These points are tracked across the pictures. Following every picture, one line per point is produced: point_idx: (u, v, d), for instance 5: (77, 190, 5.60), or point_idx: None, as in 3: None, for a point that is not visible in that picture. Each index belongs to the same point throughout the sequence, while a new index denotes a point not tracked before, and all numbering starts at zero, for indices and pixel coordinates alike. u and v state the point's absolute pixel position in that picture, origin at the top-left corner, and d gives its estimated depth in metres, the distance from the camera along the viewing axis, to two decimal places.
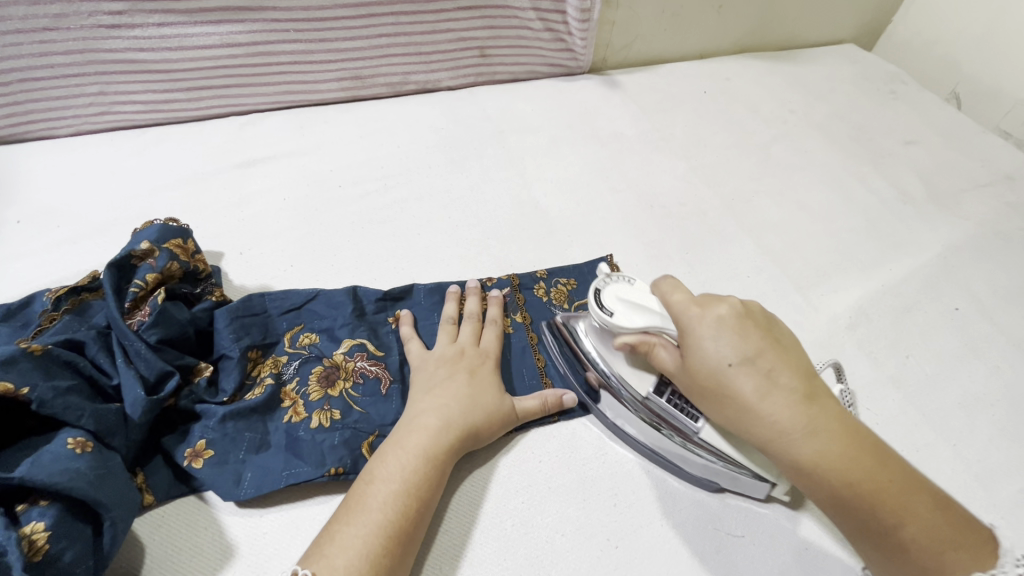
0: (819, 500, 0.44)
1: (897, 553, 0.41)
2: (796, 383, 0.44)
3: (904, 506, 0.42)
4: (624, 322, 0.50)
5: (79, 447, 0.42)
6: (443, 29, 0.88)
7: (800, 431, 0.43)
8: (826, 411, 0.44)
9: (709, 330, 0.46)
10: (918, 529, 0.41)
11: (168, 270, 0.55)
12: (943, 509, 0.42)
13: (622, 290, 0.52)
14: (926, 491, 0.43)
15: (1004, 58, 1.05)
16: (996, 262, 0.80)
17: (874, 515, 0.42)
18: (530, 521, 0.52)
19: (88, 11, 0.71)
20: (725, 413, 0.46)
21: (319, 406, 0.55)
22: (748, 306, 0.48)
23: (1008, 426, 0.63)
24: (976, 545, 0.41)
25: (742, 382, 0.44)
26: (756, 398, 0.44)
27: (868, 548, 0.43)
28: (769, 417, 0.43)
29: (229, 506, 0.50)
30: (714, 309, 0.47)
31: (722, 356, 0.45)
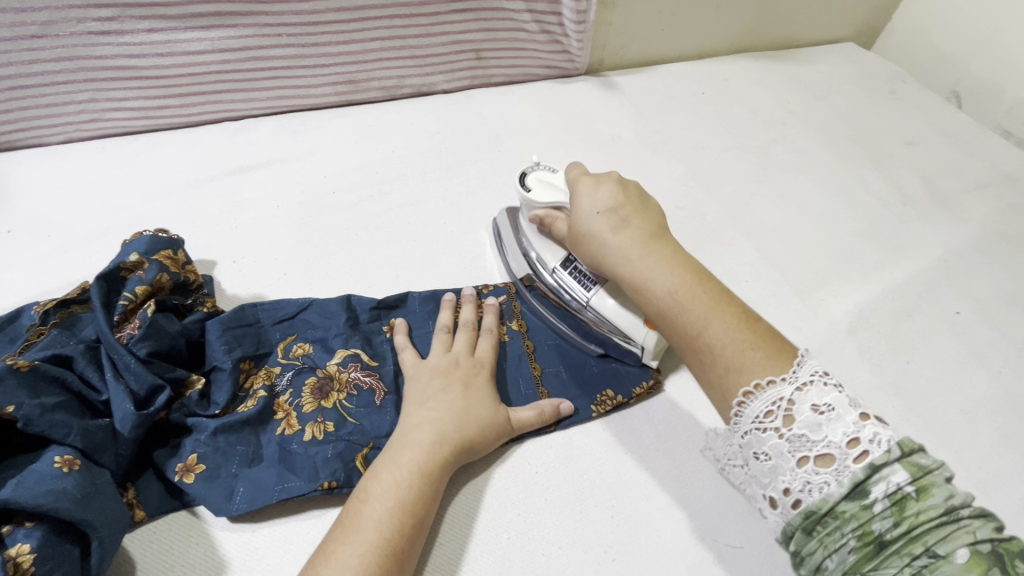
0: (657, 322, 0.52)
1: (708, 356, 0.47)
2: (645, 227, 0.55)
3: (713, 313, 0.48)
4: (538, 197, 0.63)
5: (66, 466, 0.42)
6: (438, 32, 0.87)
7: (636, 254, 0.53)
8: (667, 247, 0.53)
9: (587, 189, 0.58)
10: (724, 332, 0.47)
11: (158, 282, 0.55)
12: (750, 322, 0.47)
13: (544, 175, 0.66)
14: (740, 310, 0.49)
15: (1006, 57, 1.04)
16: (998, 264, 0.79)
17: (687, 319, 0.49)
18: (527, 533, 0.51)
19: (77, 18, 0.70)
20: (593, 255, 0.57)
21: (312, 418, 0.54)
22: (628, 181, 0.60)
23: (1010, 432, 0.62)
24: (778, 354, 0.45)
25: (601, 222, 0.56)
26: (610, 233, 0.55)
27: (693, 362, 0.49)
28: (616, 246, 0.54)
29: (221, 521, 0.50)
30: (598, 178, 0.60)
31: (592, 205, 0.57)
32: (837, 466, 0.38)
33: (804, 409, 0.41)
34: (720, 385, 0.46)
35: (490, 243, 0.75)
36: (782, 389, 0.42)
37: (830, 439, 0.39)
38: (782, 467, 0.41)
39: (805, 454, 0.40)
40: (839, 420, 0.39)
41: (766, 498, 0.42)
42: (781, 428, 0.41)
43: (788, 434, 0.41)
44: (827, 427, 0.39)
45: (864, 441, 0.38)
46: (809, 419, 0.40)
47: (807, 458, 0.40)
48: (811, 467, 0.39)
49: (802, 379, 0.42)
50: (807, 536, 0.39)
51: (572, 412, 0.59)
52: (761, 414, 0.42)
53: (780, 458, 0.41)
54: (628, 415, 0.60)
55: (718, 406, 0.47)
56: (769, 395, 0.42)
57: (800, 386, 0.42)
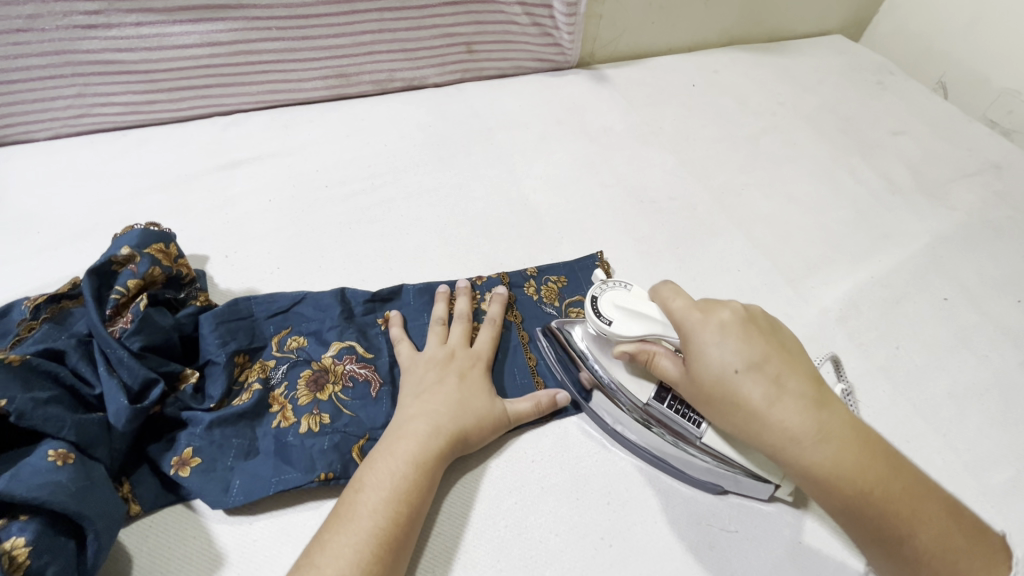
0: (833, 509, 0.44)
1: (909, 558, 0.42)
2: (806, 392, 0.45)
3: (917, 512, 0.42)
4: (623, 331, 0.51)
5: (60, 459, 0.42)
6: (428, 25, 0.87)
7: (812, 437, 0.43)
8: (837, 416, 0.44)
9: (712, 336, 0.46)
10: (929, 536, 0.42)
11: (150, 275, 0.54)
12: (950, 513, 0.43)
13: (619, 296, 0.53)
14: (934, 496, 0.44)
15: (990, 47, 1.06)
16: (984, 251, 0.80)
17: (890, 523, 0.42)
18: (523, 521, 0.52)
19: (63, 12, 0.70)
20: (738, 426, 0.46)
21: (308, 410, 0.54)
22: (752, 311, 0.49)
23: (997, 414, 0.63)
24: (989, 556, 0.42)
25: (755, 391, 0.44)
26: (768, 408, 0.44)
27: (879, 555, 0.44)
28: (782, 426, 0.44)
29: (217, 514, 0.50)
30: (715, 314, 0.47)
31: (729, 364, 0.45)
32: None
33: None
34: None
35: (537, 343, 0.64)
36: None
37: None
38: None
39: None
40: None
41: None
42: None
43: None
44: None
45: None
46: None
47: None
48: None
49: None
50: None
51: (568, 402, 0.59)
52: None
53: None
54: None
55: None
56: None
57: None
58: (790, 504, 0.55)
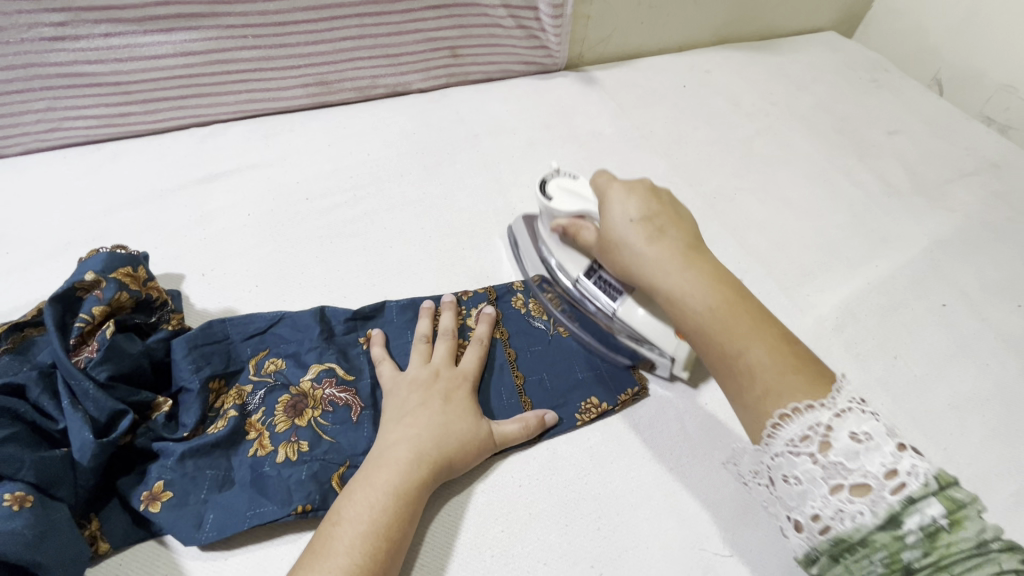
0: (694, 339, 0.49)
1: (746, 379, 0.45)
2: (682, 239, 0.52)
3: (754, 334, 0.46)
4: (560, 205, 0.60)
5: (17, 503, 0.40)
6: (411, 30, 0.85)
7: (674, 267, 0.50)
8: (706, 260, 0.50)
9: (618, 196, 0.55)
10: (764, 356, 0.45)
11: (116, 301, 0.52)
12: (790, 345, 0.46)
13: (566, 182, 0.62)
14: (780, 332, 0.46)
15: (986, 42, 1.03)
16: (983, 254, 0.78)
17: (728, 340, 0.46)
18: (510, 550, 0.50)
19: (28, 24, 0.67)
20: (623, 265, 0.53)
21: (285, 437, 0.52)
22: (660, 188, 0.57)
23: (999, 427, 0.61)
24: (817, 380, 0.43)
25: (635, 231, 0.52)
26: (645, 243, 0.52)
27: (728, 382, 0.47)
28: (650, 257, 0.51)
29: (191, 550, 0.48)
30: (630, 184, 0.57)
31: (626, 214, 0.54)
32: (872, 496, 0.38)
33: (843, 437, 0.40)
34: (756, 405, 0.44)
35: (507, 252, 0.73)
36: (820, 415, 0.41)
37: (868, 469, 0.39)
38: (813, 493, 0.40)
39: (840, 482, 0.39)
40: (877, 451, 0.39)
41: (792, 519, 0.42)
42: (816, 454, 0.40)
43: (824, 461, 0.40)
44: (864, 457, 0.39)
45: (902, 474, 0.38)
46: (847, 447, 0.39)
47: (842, 487, 0.39)
48: (846, 497, 0.39)
49: (840, 406, 0.41)
50: (834, 562, 0.39)
51: (556, 421, 0.57)
52: (797, 439, 0.41)
53: (812, 484, 0.40)
54: (614, 422, 0.59)
55: (749, 427, 0.46)
56: (806, 420, 0.41)
57: (838, 413, 0.41)
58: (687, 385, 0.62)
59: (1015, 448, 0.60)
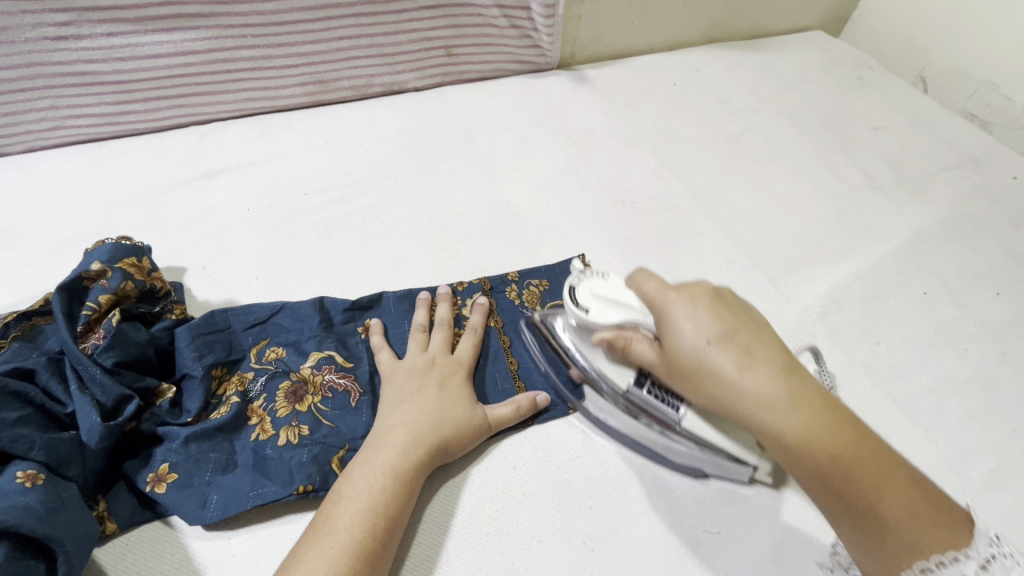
0: (808, 483, 0.42)
1: (881, 535, 0.39)
2: (778, 359, 0.43)
3: (885, 480, 0.40)
4: (600, 317, 0.50)
5: (29, 480, 0.41)
6: (406, 30, 0.87)
7: (783, 404, 0.41)
8: (809, 385, 0.42)
9: (684, 310, 0.44)
10: (900, 507, 0.39)
11: (122, 290, 0.54)
12: (921, 486, 0.40)
13: (597, 285, 0.52)
14: (904, 469, 0.41)
15: (967, 41, 1.06)
16: (963, 244, 0.80)
17: (857, 490, 0.40)
18: (505, 528, 0.51)
19: (32, 23, 0.69)
20: (704, 392, 0.44)
21: (286, 422, 0.54)
22: (721, 290, 0.47)
23: (976, 408, 0.64)
24: (958, 528, 0.39)
25: (720, 356, 0.42)
26: (738, 372, 0.42)
27: (850, 528, 0.41)
28: (749, 392, 0.41)
29: (196, 530, 0.49)
30: (689, 290, 0.46)
31: (700, 333, 0.43)
32: None
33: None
34: (890, 562, 0.39)
35: (501, 245, 0.75)
36: (965, 568, 0.37)
37: None
38: None
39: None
40: None
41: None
42: None
43: None
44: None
45: None
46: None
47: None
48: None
49: (983, 554, 0.37)
50: None
51: (549, 405, 0.59)
52: None
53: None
54: None
55: (868, 570, 0.41)
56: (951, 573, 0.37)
57: (983, 564, 0.37)
58: (769, 486, 0.56)
59: (991, 428, 0.62)
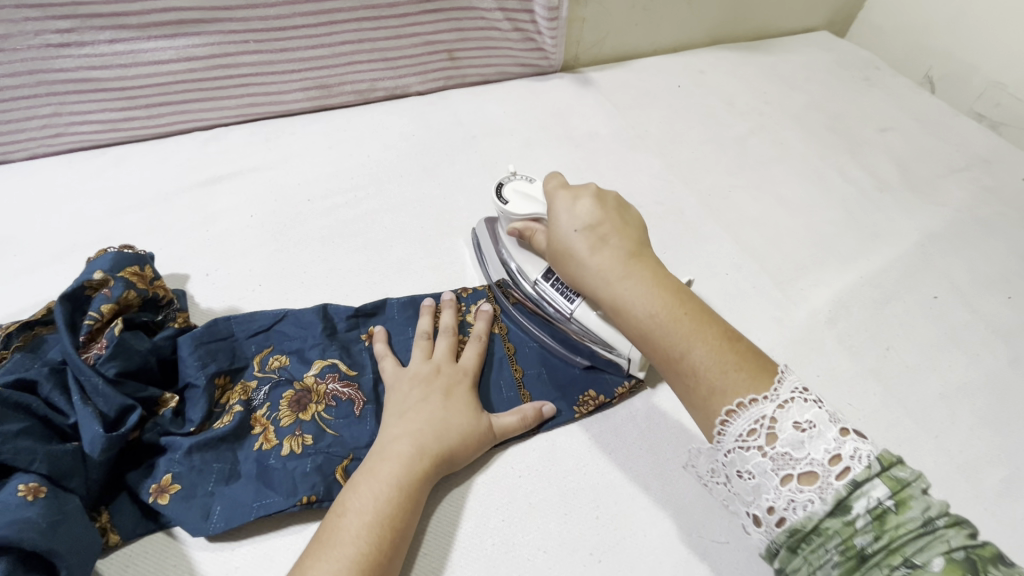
0: (640, 344, 0.50)
1: (690, 379, 0.46)
2: (624, 246, 0.53)
3: (693, 333, 0.47)
4: (516, 207, 0.62)
5: (31, 494, 0.41)
6: (409, 34, 0.86)
7: (615, 275, 0.51)
8: (643, 265, 0.52)
9: (565, 205, 0.57)
10: (705, 354, 0.45)
11: (125, 299, 0.53)
12: (729, 341, 0.46)
13: (522, 185, 0.64)
14: (721, 329, 0.47)
15: (977, 40, 1.05)
16: (972, 247, 0.79)
17: (667, 340, 0.47)
18: (511, 539, 0.51)
19: (35, 31, 0.69)
20: (571, 275, 0.55)
21: (290, 431, 0.54)
22: (607, 194, 0.58)
23: (989, 415, 0.63)
24: (756, 372, 0.44)
25: (579, 241, 0.54)
26: (589, 254, 0.53)
27: (674, 380, 0.48)
28: (594, 266, 0.53)
29: (199, 541, 0.49)
30: (576, 191, 0.58)
31: (571, 223, 0.55)
32: (820, 483, 0.38)
33: (787, 427, 0.40)
34: (702, 402, 0.45)
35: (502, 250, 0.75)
36: (764, 408, 0.41)
37: (812, 457, 0.39)
38: (765, 485, 0.40)
39: (789, 472, 0.39)
40: (820, 438, 0.39)
41: (751, 514, 0.42)
42: (764, 446, 0.41)
43: (771, 452, 0.40)
44: (808, 444, 0.39)
45: (845, 458, 0.38)
46: (791, 436, 0.40)
47: (791, 477, 0.39)
48: (795, 485, 0.39)
49: (783, 397, 0.42)
50: (793, 555, 0.39)
51: (554, 413, 0.58)
52: (745, 433, 0.41)
53: (764, 477, 0.40)
54: (610, 414, 0.60)
55: (702, 426, 0.46)
56: (752, 413, 0.42)
57: (781, 403, 0.41)
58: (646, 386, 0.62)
59: (1004, 436, 0.61)
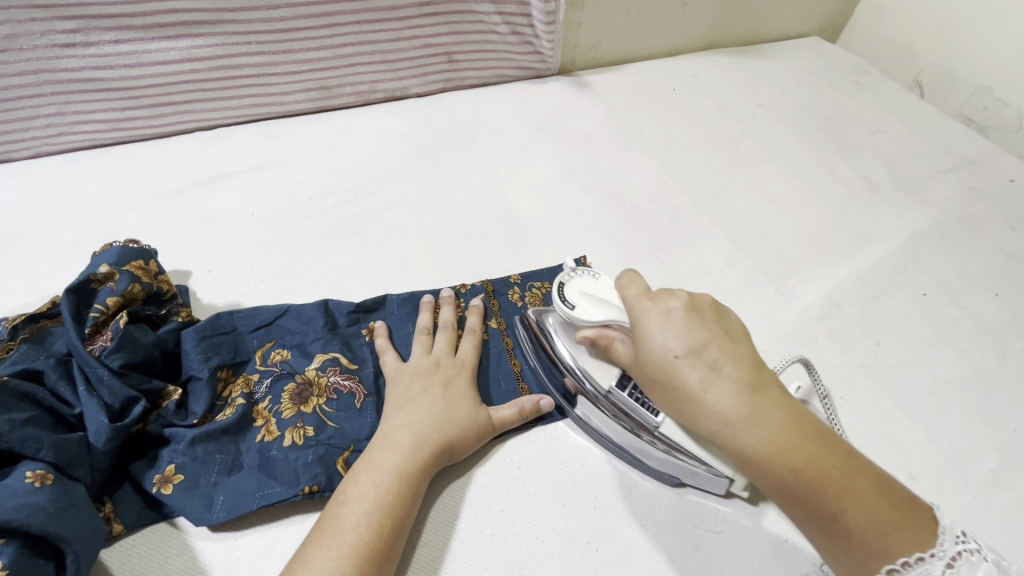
0: (773, 496, 0.42)
1: (846, 543, 0.40)
2: (743, 373, 0.42)
3: (848, 491, 0.40)
4: (586, 315, 0.51)
5: (38, 481, 0.42)
6: (409, 37, 0.88)
7: (743, 420, 0.41)
8: (771, 399, 0.42)
9: (655, 320, 0.44)
10: (865, 518, 0.39)
11: (129, 292, 0.54)
12: (885, 492, 0.40)
13: (586, 283, 0.53)
14: (873, 478, 0.41)
15: (963, 45, 1.07)
16: (960, 246, 0.81)
17: (819, 501, 0.40)
18: (510, 528, 0.52)
19: (41, 31, 0.70)
20: (675, 407, 0.44)
21: (291, 423, 0.54)
22: (699, 299, 0.46)
23: (977, 407, 0.64)
24: (919, 527, 0.40)
25: (687, 372, 0.42)
26: (702, 389, 0.42)
27: (822, 540, 0.41)
28: (714, 407, 0.41)
29: (201, 530, 0.49)
30: (663, 301, 0.45)
31: (670, 347, 0.43)
32: None
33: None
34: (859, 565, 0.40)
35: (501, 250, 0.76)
36: (932, 568, 0.38)
37: None
38: None
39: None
40: None
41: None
42: None
43: None
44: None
45: None
46: None
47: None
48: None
49: (950, 553, 0.39)
50: None
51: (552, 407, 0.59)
52: None
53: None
54: None
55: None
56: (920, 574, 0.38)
57: (950, 562, 0.38)
58: (746, 501, 0.55)
59: (992, 427, 0.63)
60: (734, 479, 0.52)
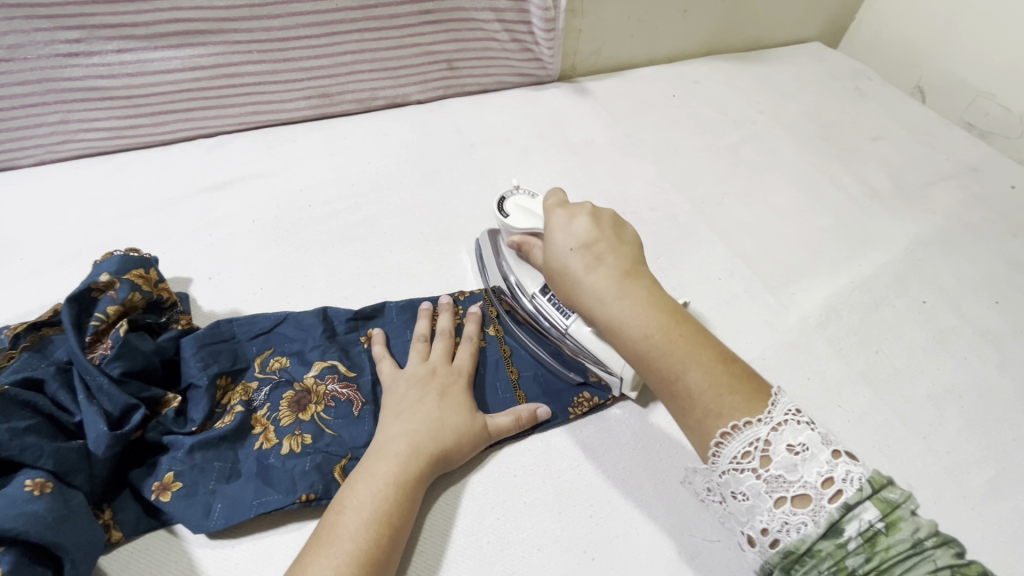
0: (635, 364, 0.48)
1: (688, 404, 0.45)
2: (620, 264, 0.51)
3: (692, 358, 0.45)
4: (515, 223, 0.60)
5: (37, 489, 0.42)
6: (409, 44, 0.88)
7: (612, 296, 0.49)
8: (641, 285, 0.49)
9: (560, 223, 0.54)
10: (704, 380, 0.45)
11: (130, 301, 0.55)
12: (727, 365, 0.45)
13: (523, 200, 0.62)
14: (719, 354, 0.46)
15: (967, 51, 1.07)
16: (961, 253, 0.81)
17: (664, 363, 0.46)
18: (505, 536, 0.52)
19: (44, 41, 0.70)
20: (567, 293, 0.53)
21: (290, 431, 0.55)
22: (605, 212, 0.55)
23: (976, 417, 0.64)
24: (753, 396, 0.44)
25: (575, 260, 0.51)
26: (584, 273, 0.51)
27: (673, 404, 0.46)
28: (591, 285, 0.50)
29: (200, 538, 0.50)
30: (572, 210, 0.55)
31: (567, 242, 0.53)
32: (813, 506, 0.39)
33: (780, 449, 0.41)
34: (699, 427, 0.44)
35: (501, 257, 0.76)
36: (757, 430, 0.41)
37: (805, 479, 0.39)
38: (759, 507, 0.40)
39: (783, 494, 0.40)
40: (813, 460, 0.40)
41: (745, 534, 0.42)
42: (759, 469, 0.41)
43: (765, 475, 0.40)
44: (802, 468, 0.40)
45: (838, 481, 0.39)
46: (785, 459, 0.40)
47: (784, 500, 0.40)
48: (789, 509, 0.39)
49: (776, 419, 0.42)
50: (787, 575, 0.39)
51: (550, 415, 0.59)
52: (739, 456, 0.42)
53: (757, 498, 0.40)
54: (605, 416, 0.61)
55: (696, 447, 0.45)
56: (746, 436, 0.42)
57: (775, 426, 0.41)
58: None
59: (991, 437, 0.62)
60: (624, 379, 0.58)
